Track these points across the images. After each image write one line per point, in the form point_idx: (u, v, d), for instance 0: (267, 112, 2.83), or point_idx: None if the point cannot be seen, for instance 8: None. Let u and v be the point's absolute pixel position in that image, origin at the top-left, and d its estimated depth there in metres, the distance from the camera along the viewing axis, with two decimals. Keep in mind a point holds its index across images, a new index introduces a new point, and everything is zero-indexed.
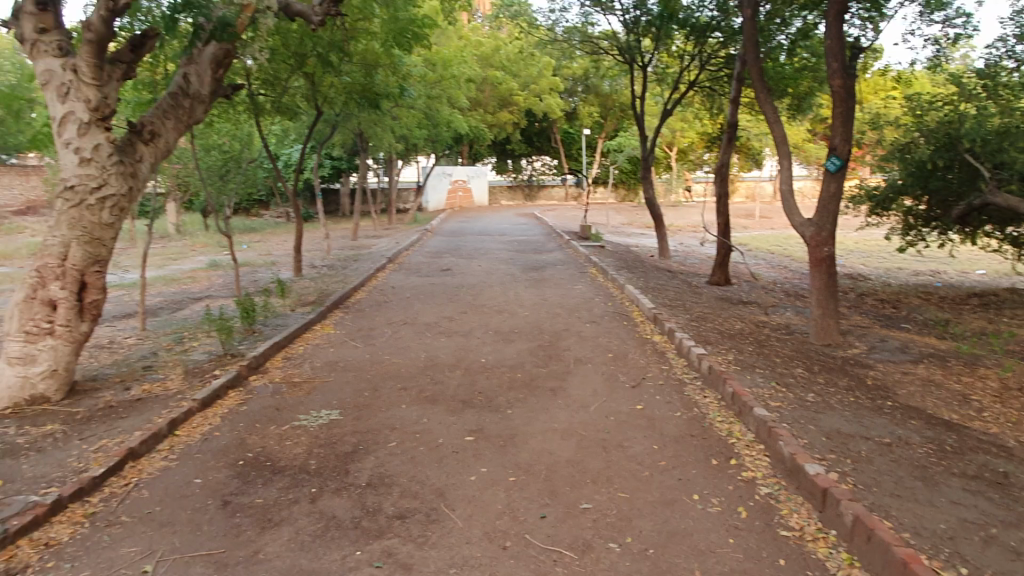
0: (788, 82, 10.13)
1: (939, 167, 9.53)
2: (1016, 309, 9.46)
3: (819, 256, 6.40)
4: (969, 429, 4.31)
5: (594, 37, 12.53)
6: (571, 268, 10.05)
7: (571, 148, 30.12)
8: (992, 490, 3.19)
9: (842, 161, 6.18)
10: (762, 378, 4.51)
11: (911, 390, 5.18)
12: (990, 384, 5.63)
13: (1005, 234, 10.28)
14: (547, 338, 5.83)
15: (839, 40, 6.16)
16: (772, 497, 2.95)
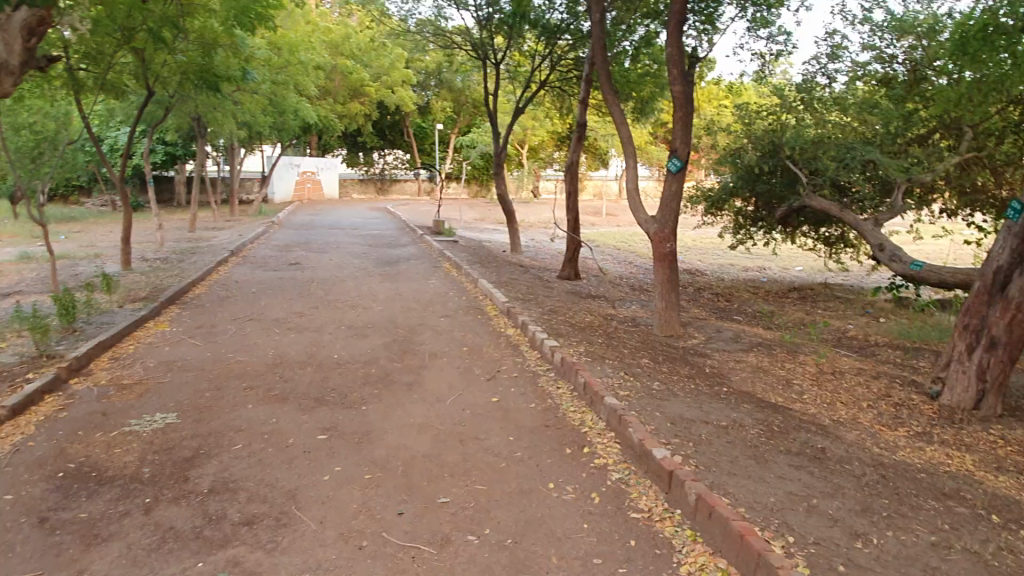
0: (632, 87, 10.61)
1: (765, 172, 10.38)
2: (828, 302, 10.53)
3: (662, 252, 6.77)
4: (792, 410, 4.74)
5: (447, 31, 12.54)
6: (424, 262, 9.99)
7: (424, 142, 29.94)
8: (812, 465, 3.51)
9: (682, 163, 6.54)
10: (612, 368, 4.70)
11: (743, 376, 5.61)
12: (808, 369, 6.21)
13: (819, 234, 11.38)
14: (402, 332, 5.74)
15: (678, 48, 6.52)
16: (623, 481, 3.07)
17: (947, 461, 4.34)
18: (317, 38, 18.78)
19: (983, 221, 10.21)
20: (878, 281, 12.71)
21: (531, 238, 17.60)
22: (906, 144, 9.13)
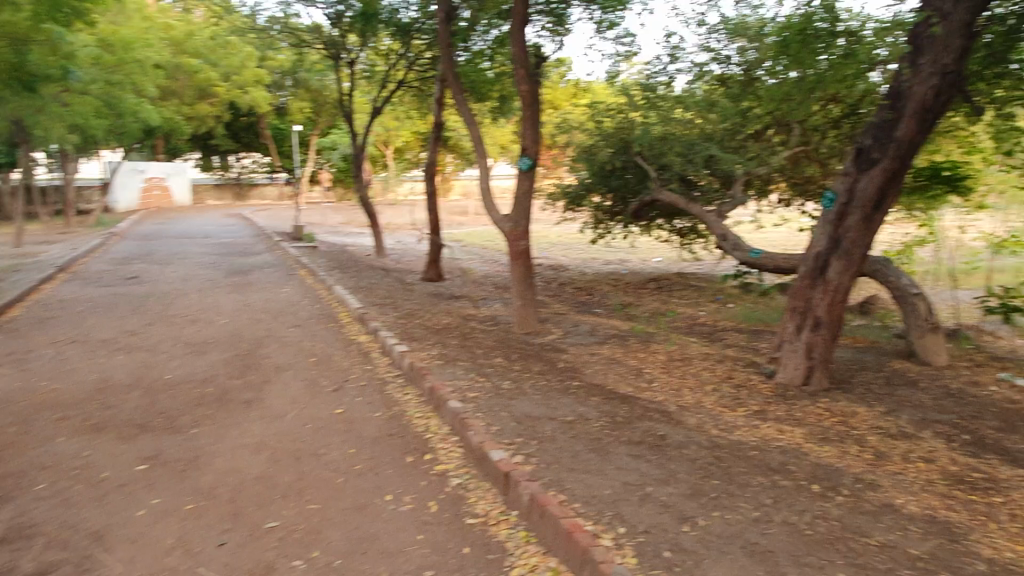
0: (489, 86, 10.64)
1: (617, 169, 10.76)
2: (681, 291, 11.05)
3: (516, 250, 6.81)
4: (639, 399, 4.90)
5: (298, 29, 12.06)
6: (279, 270, 9.56)
7: (283, 145, 28.88)
8: (650, 453, 3.63)
9: (533, 161, 6.60)
10: (463, 370, 4.67)
11: (595, 368, 5.75)
12: (658, 357, 6.46)
13: (671, 226, 11.90)
14: (246, 346, 5.45)
15: (523, 47, 6.55)
16: (463, 487, 3.09)
17: (780, 436, 4.63)
18: (155, 34, 17.58)
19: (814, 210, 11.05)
20: (727, 269, 13.48)
21: (397, 240, 17.37)
22: (743, 140, 9.69)
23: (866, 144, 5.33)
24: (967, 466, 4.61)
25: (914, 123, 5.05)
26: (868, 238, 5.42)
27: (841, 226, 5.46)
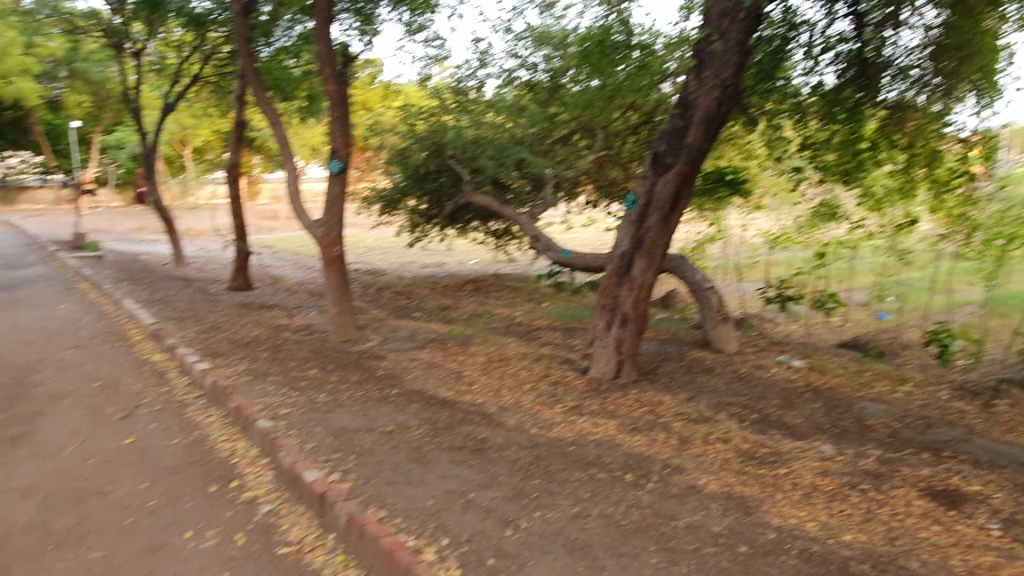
0: (295, 84, 10.17)
1: (432, 172, 10.73)
2: (499, 291, 11.25)
3: (329, 256, 6.54)
4: (459, 403, 4.87)
5: (71, 13, 10.78)
6: (55, 284, 8.46)
7: (59, 143, 25.82)
8: (472, 458, 3.61)
9: (343, 164, 6.37)
10: (273, 386, 4.37)
11: (415, 374, 5.65)
12: (478, 359, 6.49)
13: (487, 229, 12.08)
14: (12, 374, 4.74)
15: (329, 46, 6.31)
16: (274, 513, 2.88)
17: (595, 429, 4.82)
18: None
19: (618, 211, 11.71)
20: (541, 269, 13.94)
21: (198, 247, 16.12)
22: (552, 145, 10.06)
23: (660, 149, 5.68)
24: (756, 443, 5.09)
25: (700, 130, 5.49)
26: (665, 237, 5.82)
27: (642, 226, 5.80)
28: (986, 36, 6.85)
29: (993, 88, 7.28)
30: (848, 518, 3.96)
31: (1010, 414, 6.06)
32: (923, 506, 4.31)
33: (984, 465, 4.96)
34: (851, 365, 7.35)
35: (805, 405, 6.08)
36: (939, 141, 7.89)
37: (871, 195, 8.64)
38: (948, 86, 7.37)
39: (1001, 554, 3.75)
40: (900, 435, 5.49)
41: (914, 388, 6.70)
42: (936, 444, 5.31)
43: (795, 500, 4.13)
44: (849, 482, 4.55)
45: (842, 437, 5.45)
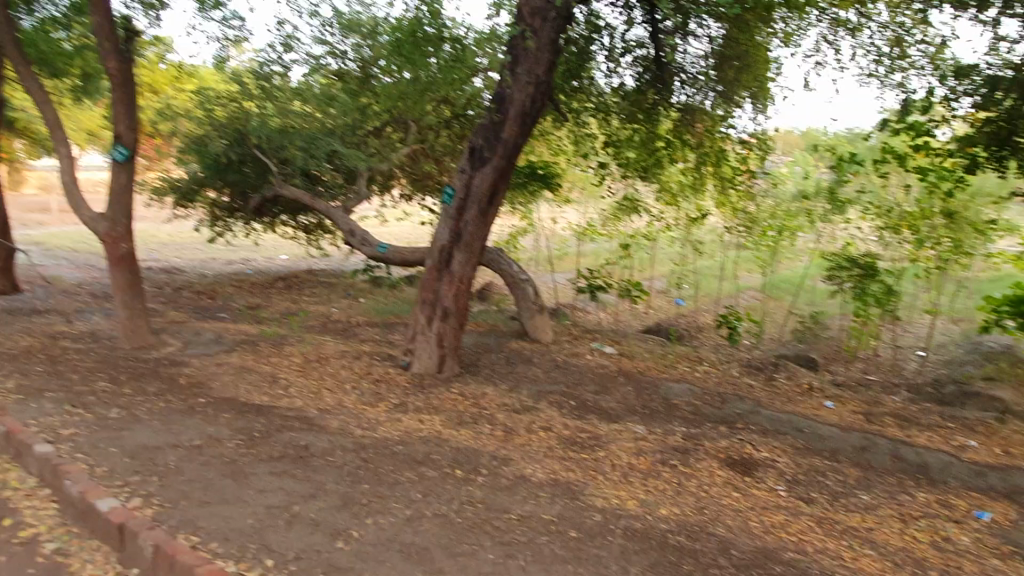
0: (67, 60, 8.99)
1: (233, 162, 9.99)
2: (311, 288, 10.75)
3: (117, 254, 5.85)
4: (276, 409, 4.57)
5: None
6: None
7: None
8: (294, 467, 3.40)
9: (130, 152, 5.71)
10: (53, 404, 3.82)
11: (225, 380, 5.23)
12: (294, 360, 6.15)
13: (297, 222, 11.49)
14: None
15: (107, 18, 5.59)
16: (60, 553, 2.62)
17: (421, 426, 4.74)
18: None
19: (433, 204, 11.65)
20: (355, 264, 13.56)
21: None
22: (364, 136, 9.77)
23: (477, 143, 5.69)
24: (576, 429, 5.31)
25: (516, 125, 5.57)
26: (484, 231, 5.85)
27: (460, 220, 5.78)
28: (758, 48, 7.88)
29: (766, 96, 8.20)
30: (661, 492, 4.23)
31: (788, 386, 6.83)
32: (724, 475, 4.72)
33: (770, 433, 5.54)
34: (655, 349, 7.90)
35: (618, 388, 6.45)
36: (724, 142, 8.53)
37: (667, 189, 9.25)
38: (730, 92, 8.13)
39: (789, 512, 4.20)
40: (700, 411, 5.98)
41: (710, 367, 7.34)
42: (731, 417, 5.84)
43: (615, 480, 4.34)
44: (660, 459, 4.87)
45: (651, 417, 5.85)
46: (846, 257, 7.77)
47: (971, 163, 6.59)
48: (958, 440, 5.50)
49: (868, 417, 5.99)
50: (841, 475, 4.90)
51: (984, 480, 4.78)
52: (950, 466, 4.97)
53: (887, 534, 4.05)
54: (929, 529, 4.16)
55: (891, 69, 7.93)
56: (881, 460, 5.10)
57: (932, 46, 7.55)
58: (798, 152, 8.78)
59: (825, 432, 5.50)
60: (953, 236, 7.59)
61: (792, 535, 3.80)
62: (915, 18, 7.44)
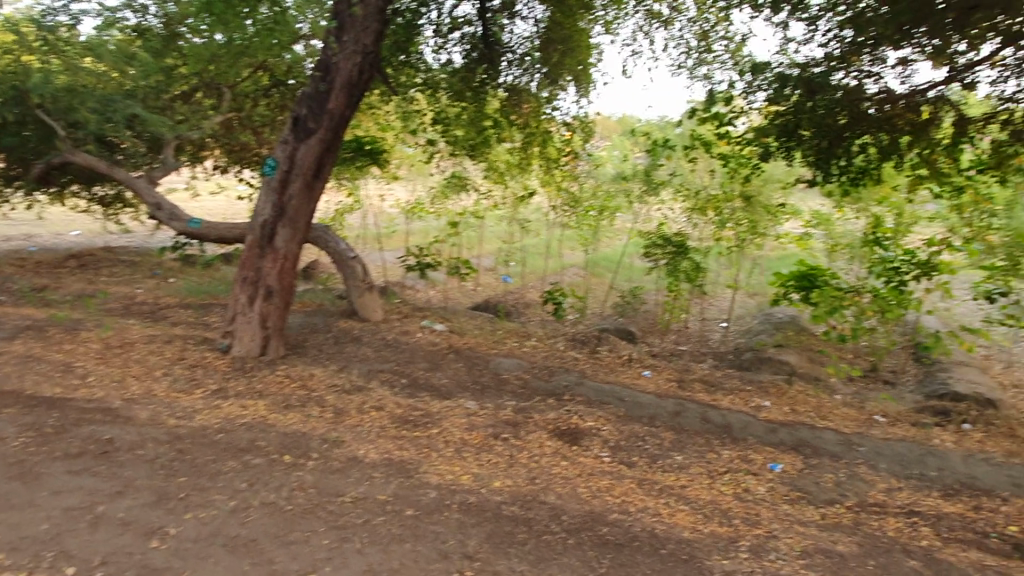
0: None
1: (9, 122, 8.75)
2: (110, 267, 9.74)
3: None
4: (73, 400, 4.11)
5: None
6: None
7: None
8: (96, 468, 3.16)
9: None
10: None
11: (7, 371, 4.61)
12: (92, 347, 5.54)
13: (91, 194, 10.32)
14: None
15: None
16: None
17: (243, 412, 4.47)
18: None
19: (251, 177, 10.95)
20: (163, 241, 12.47)
21: None
22: (170, 101, 8.92)
23: (300, 113, 5.39)
24: (408, 408, 5.27)
25: (343, 96, 5.34)
26: (311, 205, 5.57)
27: (284, 194, 5.46)
28: (580, 33, 8.15)
29: (588, 80, 8.49)
30: (494, 465, 4.31)
31: (610, 358, 7.22)
32: (552, 445, 4.91)
33: (594, 403, 5.82)
34: (485, 326, 8.01)
35: (450, 365, 6.48)
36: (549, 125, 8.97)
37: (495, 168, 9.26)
38: (553, 74, 8.37)
39: (612, 476, 4.44)
40: (529, 385, 6.16)
41: (538, 342, 7.57)
42: (558, 389, 6.07)
43: (448, 456, 4.35)
44: (492, 433, 4.96)
45: (482, 393, 5.93)
46: (660, 236, 8.27)
47: (765, 152, 7.21)
48: (755, 402, 6.11)
49: (680, 384, 6.48)
50: (657, 438, 5.26)
51: (776, 435, 5.34)
52: (749, 425, 5.50)
53: (697, 490, 4.41)
54: (732, 482, 4.59)
55: (698, 61, 8.55)
56: (692, 422, 5.54)
57: (733, 41, 8.24)
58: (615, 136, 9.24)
59: (643, 400, 5.87)
60: (751, 218, 8.39)
61: (615, 497, 4.03)
62: (718, 15, 8.07)
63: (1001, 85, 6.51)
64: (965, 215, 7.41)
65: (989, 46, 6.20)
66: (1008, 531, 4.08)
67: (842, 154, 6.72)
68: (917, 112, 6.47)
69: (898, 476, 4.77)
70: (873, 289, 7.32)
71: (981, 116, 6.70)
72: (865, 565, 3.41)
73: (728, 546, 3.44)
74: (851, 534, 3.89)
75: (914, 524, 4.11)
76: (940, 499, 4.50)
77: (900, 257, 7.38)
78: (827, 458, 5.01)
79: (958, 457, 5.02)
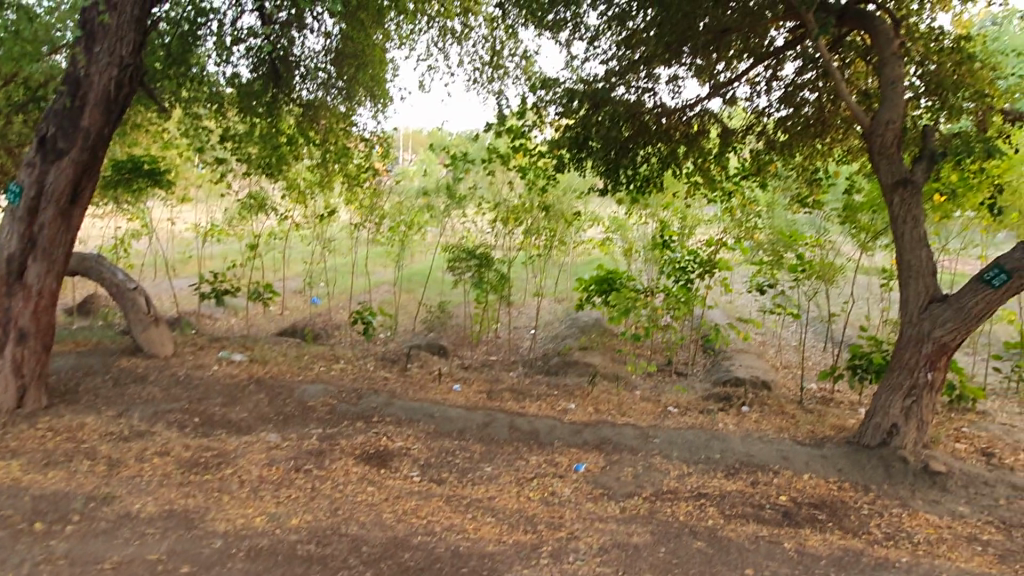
0: None
1: None
2: None
3: None
4: None
5: None
6: None
7: None
8: None
9: None
10: None
11: None
12: None
13: None
14: None
15: None
16: None
17: None
18: None
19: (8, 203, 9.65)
20: None
21: None
22: None
23: (48, 132, 4.81)
24: (199, 449, 4.86)
25: (99, 113, 4.83)
26: (68, 235, 4.98)
27: (32, 223, 4.84)
28: (371, 48, 8.04)
29: (384, 96, 8.38)
30: (293, 501, 4.07)
31: (420, 375, 7.15)
32: (359, 471, 4.74)
33: (403, 423, 5.71)
34: (290, 351, 7.62)
35: (250, 397, 6.08)
36: (346, 139, 8.56)
37: (295, 188, 8.91)
38: (349, 90, 8.14)
39: (420, 496, 4.35)
40: (336, 410, 5.92)
41: (346, 365, 7.33)
42: (366, 412, 5.88)
43: (242, 498, 4.05)
44: (293, 466, 4.69)
45: (284, 424, 5.62)
46: (464, 250, 8.21)
47: (559, 164, 7.34)
48: (561, 405, 6.31)
49: (490, 394, 6.55)
50: (467, 452, 5.26)
51: (580, 436, 5.54)
52: (555, 429, 5.66)
53: (506, 499, 4.45)
54: (540, 487, 4.69)
55: (491, 77, 8.76)
56: (500, 432, 5.59)
57: (523, 58, 8.53)
58: (425, 154, 9.28)
59: (452, 414, 5.84)
60: (550, 227, 8.61)
61: (421, 518, 3.94)
62: (507, 32, 8.31)
63: (754, 99, 7.29)
64: (734, 216, 8.15)
65: (741, 64, 6.92)
66: (779, 501, 4.50)
67: (628, 163, 7.09)
68: (687, 124, 7.09)
69: (688, 462, 5.12)
70: (664, 288, 7.75)
71: (742, 126, 7.39)
72: (656, 553, 3.60)
73: (529, 554, 3.48)
74: (646, 523, 4.09)
75: (702, 505, 4.42)
76: (723, 478, 4.88)
77: (684, 256, 7.81)
78: (626, 452, 5.28)
79: (737, 437, 5.47)
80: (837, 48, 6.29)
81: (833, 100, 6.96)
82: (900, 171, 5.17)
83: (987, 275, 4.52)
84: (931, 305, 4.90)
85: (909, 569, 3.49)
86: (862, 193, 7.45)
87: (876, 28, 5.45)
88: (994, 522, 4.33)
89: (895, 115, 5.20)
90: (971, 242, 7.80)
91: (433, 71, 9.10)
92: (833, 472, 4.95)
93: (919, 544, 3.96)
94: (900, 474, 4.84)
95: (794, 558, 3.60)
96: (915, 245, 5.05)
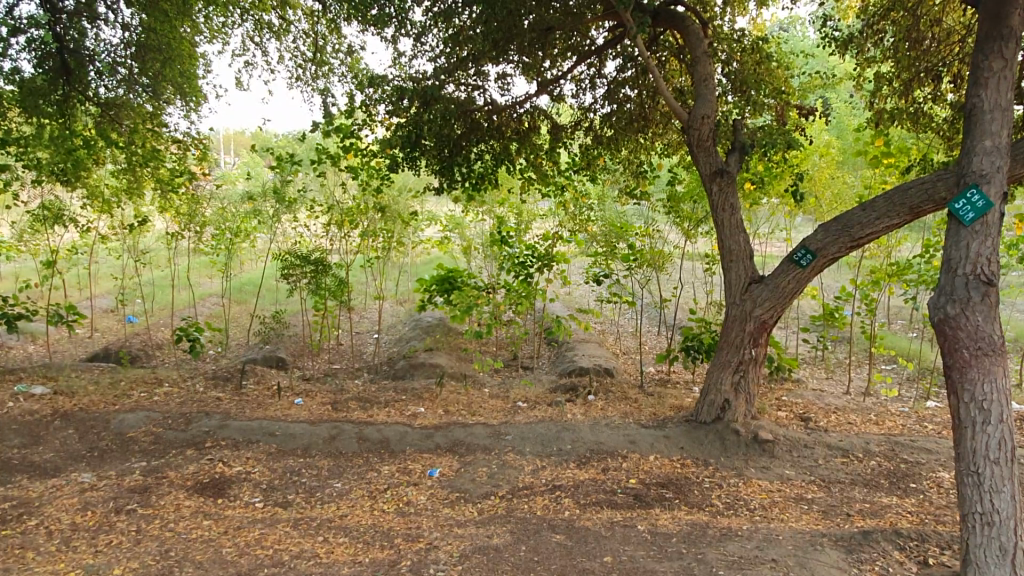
0: None
1: None
2: None
3: None
4: None
5: None
6: None
7: None
8: None
9: None
10: None
11: None
12: None
13: None
14: None
15: None
16: None
17: None
18: None
19: None
20: None
21: None
22: None
23: None
24: None
25: None
26: None
27: None
28: (178, 41, 7.41)
29: (195, 93, 7.69)
30: (115, 548, 3.61)
31: (257, 392, 6.68)
32: (192, 504, 4.31)
33: (241, 445, 5.28)
34: (102, 378, 6.81)
35: (55, 435, 5.36)
36: (156, 141, 7.69)
37: (98, 197, 7.85)
38: (156, 86, 7.34)
39: (264, 524, 4.03)
40: (162, 439, 5.36)
41: (171, 388, 6.71)
42: (197, 437, 5.37)
43: (51, 552, 3.54)
44: (113, 508, 4.17)
45: (99, 462, 5.00)
46: (298, 256, 7.58)
47: (392, 163, 6.95)
48: (410, 410, 6.15)
49: (335, 406, 6.24)
50: (314, 469, 4.97)
51: (431, 440, 5.41)
52: (406, 435, 5.48)
53: (359, 515, 4.23)
54: (394, 498, 4.52)
55: (315, 74, 8.38)
56: (348, 445, 5.33)
57: (348, 54, 8.23)
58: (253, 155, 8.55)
59: (294, 430, 5.49)
60: (386, 227, 8.18)
61: (267, 549, 3.64)
62: (329, 27, 7.98)
63: (580, 96, 7.52)
64: (568, 210, 8.11)
65: (566, 63, 7.11)
66: (630, 484, 4.64)
67: (462, 161, 6.94)
68: (518, 121, 7.16)
69: (541, 456, 5.16)
70: (505, 283, 7.65)
71: (570, 123, 7.65)
72: (517, 552, 3.57)
73: (387, 572, 3.33)
74: (505, 522, 4.06)
75: (558, 498, 4.45)
76: (576, 468, 4.96)
77: (523, 251, 7.72)
78: (480, 453, 5.23)
79: (586, 426, 5.59)
80: (654, 47, 6.57)
81: (652, 96, 7.33)
82: (716, 163, 5.52)
83: (796, 256, 4.83)
84: (751, 285, 5.25)
85: (750, 536, 3.69)
86: (684, 184, 7.82)
87: (687, 28, 5.75)
88: (816, 480, 4.73)
89: (709, 109, 5.54)
90: (777, 225, 8.49)
91: (251, 68, 8.57)
92: (676, 450, 5.20)
93: (755, 510, 4.23)
94: (734, 445, 5.19)
95: (648, 539, 3.71)
96: (733, 231, 5.41)
